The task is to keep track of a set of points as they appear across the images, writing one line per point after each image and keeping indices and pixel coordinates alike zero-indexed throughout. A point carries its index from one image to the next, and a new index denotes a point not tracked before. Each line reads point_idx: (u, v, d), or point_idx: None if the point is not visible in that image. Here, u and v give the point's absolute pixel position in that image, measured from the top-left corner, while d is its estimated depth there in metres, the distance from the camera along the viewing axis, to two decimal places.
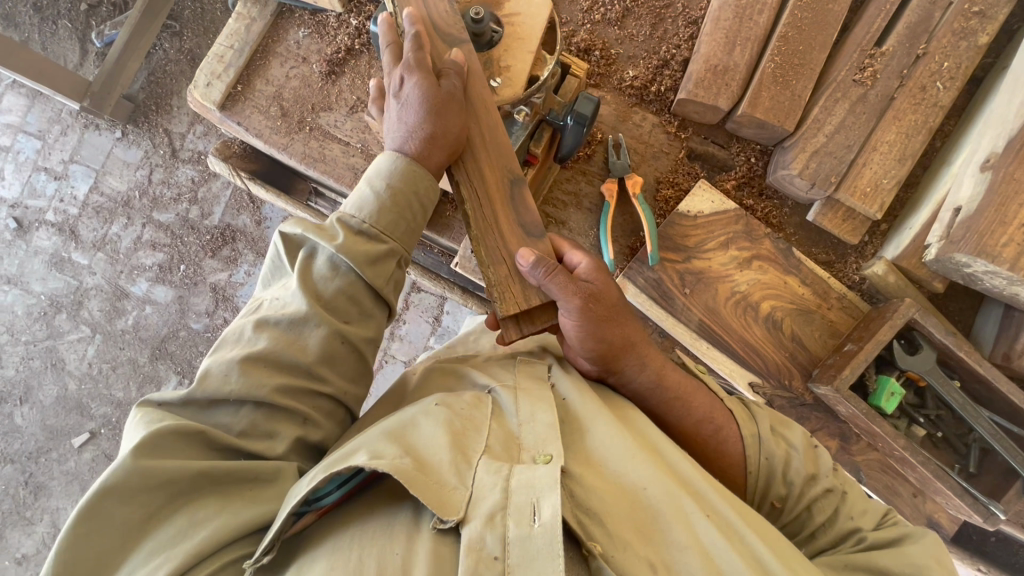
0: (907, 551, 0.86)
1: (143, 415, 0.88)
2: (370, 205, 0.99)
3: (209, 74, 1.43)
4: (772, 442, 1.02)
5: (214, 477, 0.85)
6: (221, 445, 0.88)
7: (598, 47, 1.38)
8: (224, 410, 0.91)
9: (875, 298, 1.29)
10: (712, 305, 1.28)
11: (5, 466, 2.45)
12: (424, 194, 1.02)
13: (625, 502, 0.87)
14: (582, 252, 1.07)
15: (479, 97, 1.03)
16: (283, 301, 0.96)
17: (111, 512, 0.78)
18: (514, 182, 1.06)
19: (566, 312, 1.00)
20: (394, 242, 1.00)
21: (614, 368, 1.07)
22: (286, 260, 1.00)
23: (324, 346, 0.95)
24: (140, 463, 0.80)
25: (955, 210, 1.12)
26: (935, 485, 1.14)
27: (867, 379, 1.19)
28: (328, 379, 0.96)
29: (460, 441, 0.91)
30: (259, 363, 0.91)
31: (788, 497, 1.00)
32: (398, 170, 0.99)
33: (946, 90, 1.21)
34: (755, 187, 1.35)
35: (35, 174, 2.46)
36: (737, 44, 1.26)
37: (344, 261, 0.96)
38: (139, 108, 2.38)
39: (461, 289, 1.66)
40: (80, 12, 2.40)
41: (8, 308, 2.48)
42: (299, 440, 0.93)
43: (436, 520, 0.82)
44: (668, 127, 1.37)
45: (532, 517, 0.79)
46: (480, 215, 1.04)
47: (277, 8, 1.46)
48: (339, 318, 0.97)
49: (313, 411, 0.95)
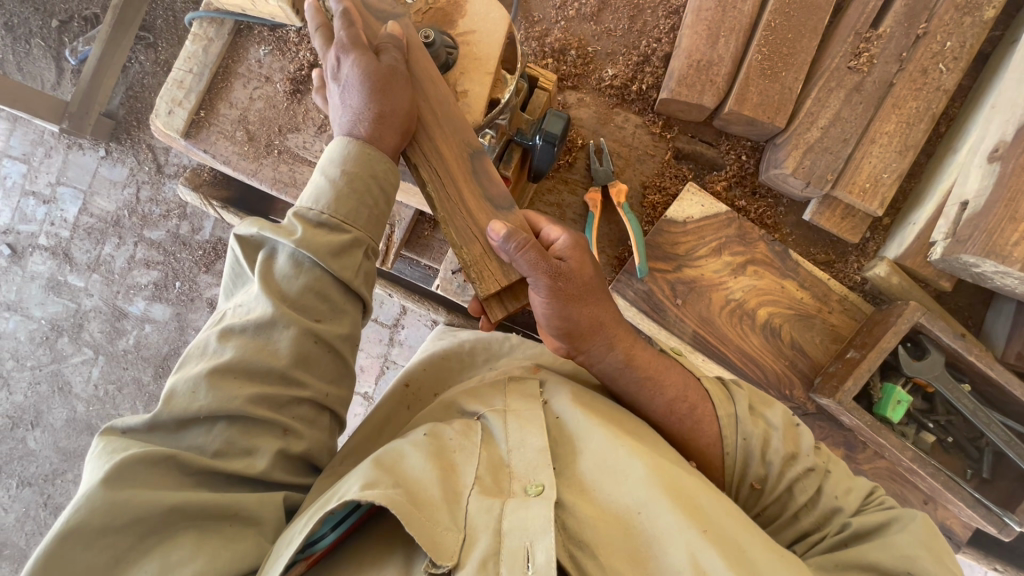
0: (897, 539, 0.82)
1: (106, 445, 0.83)
2: (326, 195, 0.92)
3: (170, 101, 1.38)
4: (749, 422, 0.99)
5: (189, 512, 0.81)
6: (195, 470, 0.84)
7: (573, 46, 1.30)
8: (195, 432, 0.86)
9: (878, 299, 1.23)
10: (706, 315, 1.22)
11: (24, 489, 2.48)
12: (384, 177, 0.94)
13: (619, 529, 0.83)
14: (562, 226, 0.98)
15: (424, 69, 0.95)
16: (246, 306, 0.91)
17: (74, 557, 0.73)
18: (473, 154, 0.96)
19: (536, 287, 0.93)
20: (357, 231, 0.94)
21: (582, 345, 1.01)
22: (245, 264, 0.94)
23: (295, 349, 0.90)
24: (109, 499, 0.76)
25: (962, 205, 1.05)
26: (945, 495, 1.09)
27: (870, 388, 1.14)
28: (307, 383, 0.92)
29: (449, 477, 0.87)
30: (226, 374, 0.87)
31: (767, 478, 0.96)
32: (353, 153, 0.92)
33: (949, 72, 1.12)
34: (747, 185, 1.28)
35: (24, 199, 2.43)
36: (721, 36, 1.17)
37: (307, 257, 0.90)
38: (120, 125, 2.32)
39: (449, 308, 1.63)
40: (52, 29, 2.32)
41: (11, 335, 2.48)
42: (282, 453, 0.90)
43: (428, 563, 0.78)
44: (652, 127, 1.29)
45: (525, 563, 0.76)
46: (446, 197, 0.96)
47: (234, 25, 1.39)
48: (309, 316, 0.92)
49: (292, 421, 0.92)
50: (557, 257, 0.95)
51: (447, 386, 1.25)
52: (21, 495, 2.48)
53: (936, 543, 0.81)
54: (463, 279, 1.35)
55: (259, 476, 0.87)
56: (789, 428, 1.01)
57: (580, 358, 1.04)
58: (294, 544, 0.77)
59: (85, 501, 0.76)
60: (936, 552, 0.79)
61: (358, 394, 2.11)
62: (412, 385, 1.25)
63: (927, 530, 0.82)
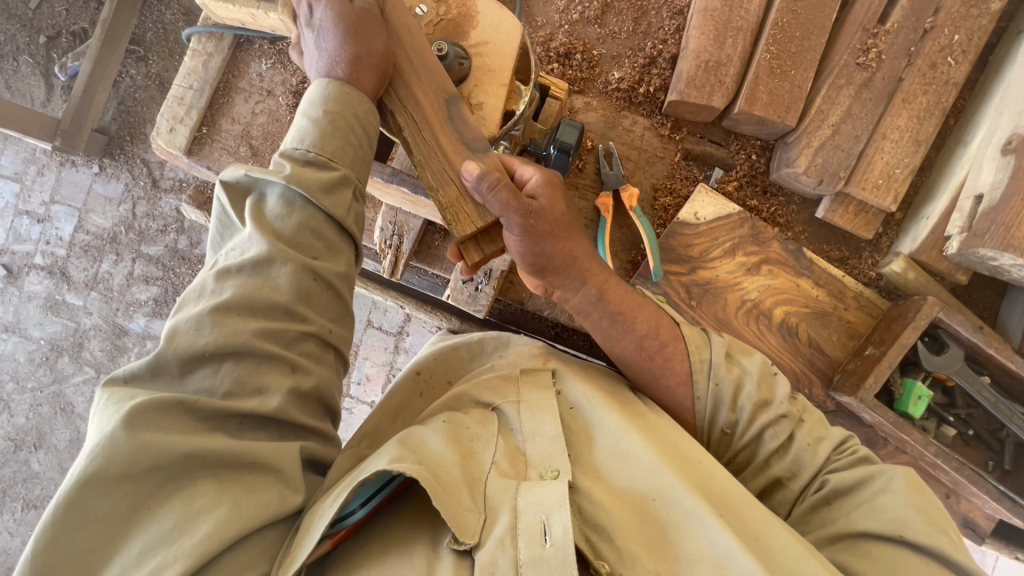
0: (886, 507, 0.81)
1: (110, 394, 0.72)
2: (310, 134, 0.85)
3: (171, 118, 1.35)
4: (722, 367, 0.97)
5: (210, 458, 0.72)
6: (210, 414, 0.74)
7: (579, 50, 1.29)
8: (201, 374, 0.75)
9: (894, 294, 1.24)
10: (722, 316, 1.21)
11: (31, 511, 2.46)
12: (366, 117, 0.88)
13: (634, 514, 0.82)
14: (533, 165, 0.95)
15: (400, 17, 0.93)
16: (239, 249, 0.81)
17: (94, 503, 0.66)
18: (449, 98, 0.92)
19: (509, 227, 0.90)
20: (345, 168, 0.86)
21: (556, 281, 1.00)
22: (233, 213, 0.85)
23: (295, 284, 0.80)
24: (131, 443, 0.67)
25: (977, 198, 1.05)
26: (969, 488, 1.09)
27: (891, 383, 1.14)
28: (310, 318, 0.82)
29: (468, 464, 0.85)
30: (230, 312, 0.77)
31: (737, 423, 0.95)
32: (334, 92, 0.85)
33: (958, 65, 1.12)
34: (758, 184, 1.28)
35: (18, 218, 2.39)
36: (728, 36, 1.16)
37: (298, 195, 0.82)
38: (113, 140, 2.28)
39: (458, 316, 1.56)
40: (40, 45, 2.29)
41: (9, 357, 2.44)
42: (294, 391, 0.79)
43: (452, 540, 0.78)
44: (661, 129, 1.28)
45: (543, 537, 0.75)
46: (422, 141, 0.91)
47: (234, 39, 1.38)
48: (305, 254, 0.82)
49: (300, 358, 0.82)
50: (530, 196, 0.92)
51: (460, 374, 1.21)
52: (28, 518, 2.46)
53: (922, 501, 0.81)
54: (473, 289, 1.34)
55: (275, 416, 0.77)
56: (765, 376, 0.99)
57: (557, 294, 1.04)
58: (326, 518, 0.72)
59: (103, 445, 0.67)
60: (922, 512, 0.79)
61: (367, 403, 2.16)
62: (424, 372, 1.21)
63: (911, 490, 0.82)
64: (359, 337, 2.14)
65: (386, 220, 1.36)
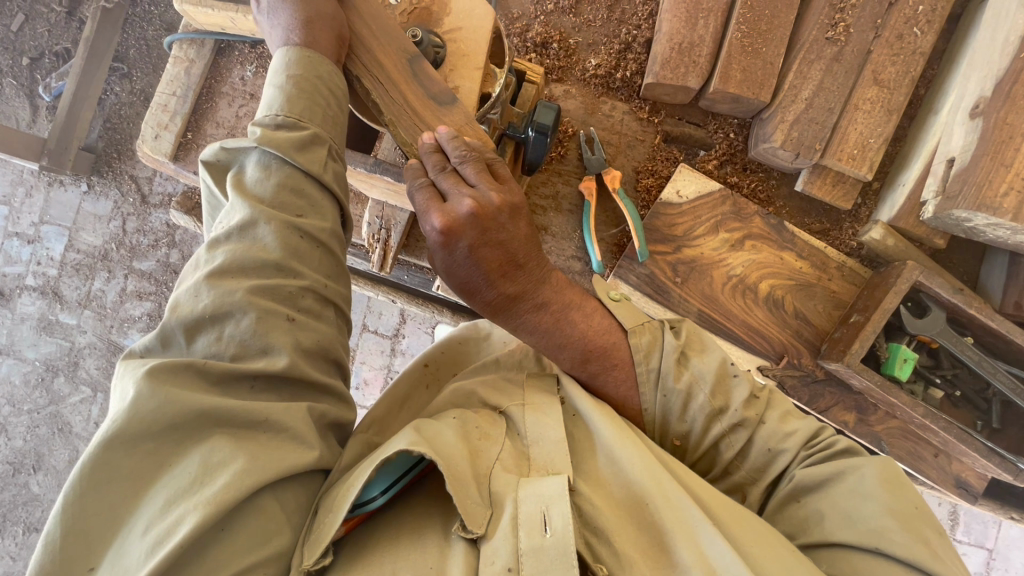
0: (858, 513, 0.80)
1: (127, 363, 0.74)
2: (278, 99, 0.87)
3: (156, 126, 1.38)
4: (671, 376, 0.96)
5: (225, 416, 0.73)
6: (220, 376, 0.75)
7: (555, 38, 1.31)
8: (207, 337, 0.76)
9: (875, 262, 1.26)
10: (710, 293, 1.23)
11: (33, 535, 2.43)
12: (330, 78, 0.90)
13: (631, 521, 0.82)
14: (439, 220, 0.88)
15: None
16: (225, 217, 0.83)
17: (123, 459, 0.68)
18: (411, 58, 0.95)
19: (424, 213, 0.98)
20: (315, 127, 0.87)
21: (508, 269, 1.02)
22: (218, 190, 0.90)
23: (282, 242, 0.81)
24: (154, 399, 0.69)
25: (949, 162, 1.08)
26: (959, 447, 1.11)
27: (877, 348, 1.16)
28: (302, 273, 0.83)
29: (476, 462, 0.84)
30: (227, 274, 0.78)
31: (689, 433, 0.96)
32: (295, 57, 0.88)
33: (924, 35, 1.14)
34: (738, 162, 1.30)
35: (8, 240, 2.39)
36: (700, 18, 1.19)
37: (273, 158, 0.84)
38: (100, 158, 2.28)
39: (450, 309, 1.62)
40: (23, 67, 2.29)
41: (5, 379, 2.43)
42: (299, 348, 0.80)
43: (460, 528, 0.77)
44: (639, 113, 1.31)
45: (543, 527, 0.75)
46: (390, 101, 0.95)
47: (215, 45, 1.40)
48: (289, 213, 0.84)
49: (298, 312, 0.82)
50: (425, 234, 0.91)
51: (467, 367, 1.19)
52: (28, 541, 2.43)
53: (897, 502, 0.79)
54: None
55: (283, 375, 0.78)
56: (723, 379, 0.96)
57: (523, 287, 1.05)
58: (351, 497, 0.73)
59: (128, 403, 0.69)
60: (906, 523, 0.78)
61: (366, 407, 2.17)
62: (432, 365, 1.17)
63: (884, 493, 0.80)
64: (356, 340, 2.17)
65: (372, 215, 1.37)
